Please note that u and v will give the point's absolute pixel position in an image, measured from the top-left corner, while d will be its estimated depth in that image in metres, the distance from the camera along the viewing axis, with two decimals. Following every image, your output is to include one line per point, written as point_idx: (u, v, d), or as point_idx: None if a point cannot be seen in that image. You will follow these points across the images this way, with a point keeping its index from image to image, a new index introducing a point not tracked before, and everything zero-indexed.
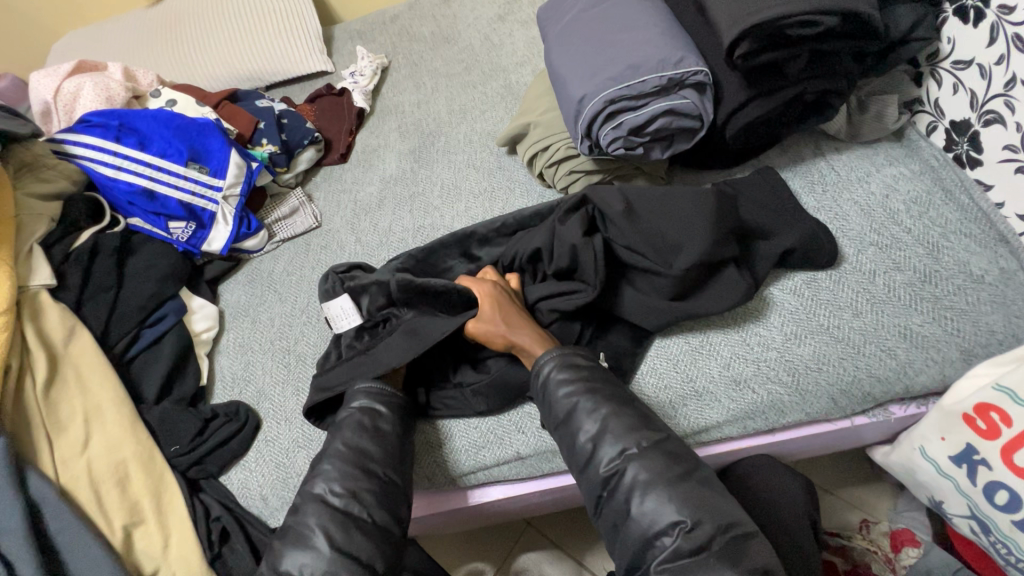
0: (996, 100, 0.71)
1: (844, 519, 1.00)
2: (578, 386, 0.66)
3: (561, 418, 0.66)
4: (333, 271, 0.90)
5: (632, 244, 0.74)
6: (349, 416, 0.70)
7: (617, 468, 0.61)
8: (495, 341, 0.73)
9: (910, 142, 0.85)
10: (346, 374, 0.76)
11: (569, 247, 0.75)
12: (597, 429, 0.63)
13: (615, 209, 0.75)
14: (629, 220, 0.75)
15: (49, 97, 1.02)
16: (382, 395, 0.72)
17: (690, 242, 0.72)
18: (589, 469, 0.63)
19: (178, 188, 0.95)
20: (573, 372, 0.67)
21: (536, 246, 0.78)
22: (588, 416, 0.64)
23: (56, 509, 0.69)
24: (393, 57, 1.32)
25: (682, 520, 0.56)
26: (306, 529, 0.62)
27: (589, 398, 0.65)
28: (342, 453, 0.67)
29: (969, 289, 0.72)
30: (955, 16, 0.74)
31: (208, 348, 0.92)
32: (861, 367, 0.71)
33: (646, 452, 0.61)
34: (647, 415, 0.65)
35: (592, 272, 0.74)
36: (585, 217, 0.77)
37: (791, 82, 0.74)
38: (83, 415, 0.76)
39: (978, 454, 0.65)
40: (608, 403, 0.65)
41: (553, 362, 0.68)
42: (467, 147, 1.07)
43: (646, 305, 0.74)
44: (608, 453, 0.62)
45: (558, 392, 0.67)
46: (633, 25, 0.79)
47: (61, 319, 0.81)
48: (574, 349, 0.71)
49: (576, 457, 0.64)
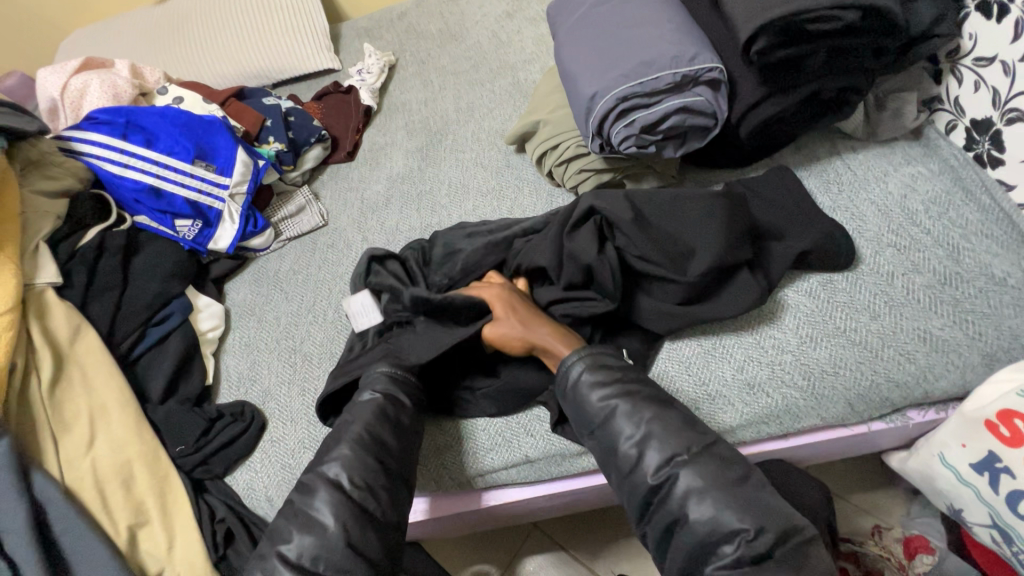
0: (1019, 98, 0.69)
1: (856, 525, 0.98)
2: (616, 387, 0.64)
3: (598, 423, 0.64)
4: (372, 253, 0.86)
5: (644, 254, 0.71)
6: (372, 400, 0.69)
7: (666, 476, 0.59)
8: (513, 343, 0.71)
9: (928, 141, 0.83)
10: (364, 359, 0.76)
11: (583, 264, 0.72)
12: (640, 434, 0.61)
13: (624, 218, 0.72)
14: (639, 229, 0.72)
15: (55, 94, 1.02)
16: (405, 383, 0.71)
17: (705, 247, 0.70)
18: (635, 476, 0.61)
19: (184, 186, 0.94)
20: (607, 374, 0.65)
21: (542, 263, 0.76)
22: (628, 420, 0.62)
23: (60, 509, 0.69)
24: (400, 54, 1.31)
25: (743, 529, 0.55)
26: (313, 525, 0.61)
27: (626, 400, 0.63)
28: (363, 437, 0.66)
29: (991, 292, 0.70)
30: (977, 11, 0.72)
31: (213, 347, 0.91)
32: (880, 372, 0.69)
33: (697, 457, 0.59)
34: (692, 419, 0.63)
35: (613, 286, 0.71)
36: (594, 229, 0.73)
37: (808, 79, 0.72)
38: (88, 414, 0.76)
39: (1001, 461, 0.64)
40: (651, 405, 0.63)
41: (586, 364, 0.66)
42: (474, 145, 1.06)
43: (658, 310, 0.72)
44: (655, 461, 0.60)
45: (590, 396, 0.65)
46: (645, 21, 0.78)
47: (67, 318, 0.80)
48: (603, 348, 0.69)
49: (620, 464, 0.62)
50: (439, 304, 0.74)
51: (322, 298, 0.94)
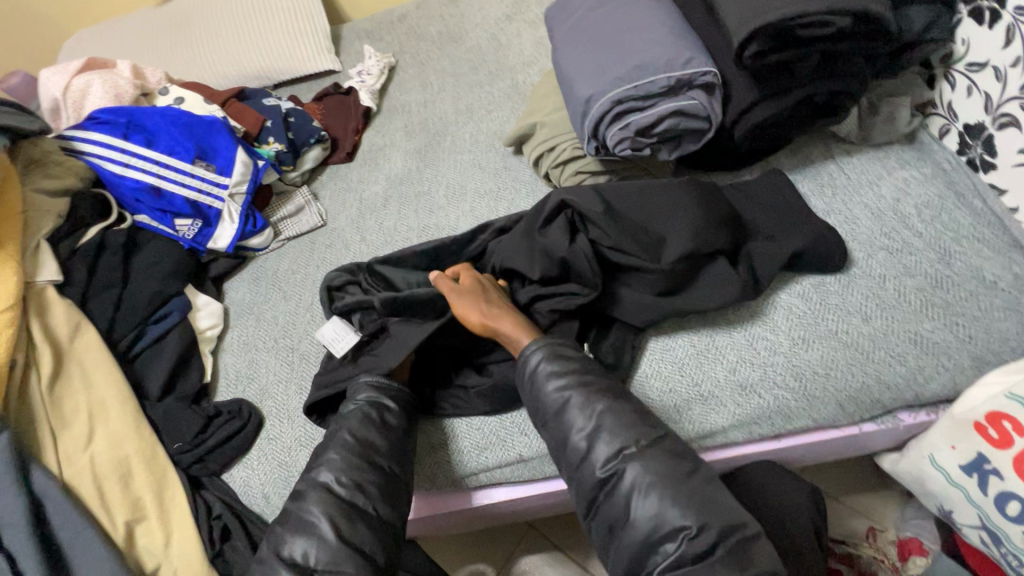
0: (1011, 103, 0.70)
1: (850, 527, 0.98)
2: (571, 380, 0.65)
3: (552, 414, 0.64)
4: (329, 285, 0.86)
5: (618, 244, 0.72)
6: (356, 409, 0.70)
7: (614, 470, 0.60)
8: (476, 324, 0.71)
9: (922, 145, 0.84)
10: (347, 371, 0.77)
11: (557, 258, 0.73)
12: (590, 426, 0.62)
13: (594, 210, 0.73)
14: (611, 221, 0.73)
15: (58, 94, 1.03)
16: (390, 390, 0.72)
17: (675, 235, 0.71)
18: (583, 469, 0.61)
19: (184, 186, 0.95)
20: (562, 365, 0.66)
21: (513, 263, 0.76)
22: (580, 411, 0.63)
23: (59, 504, 0.69)
24: (400, 56, 1.32)
25: (687, 526, 0.55)
26: (305, 526, 0.62)
27: (580, 393, 0.64)
28: (353, 442, 0.67)
29: (981, 295, 0.70)
30: (970, 17, 0.73)
31: (212, 346, 0.92)
32: (871, 374, 0.70)
33: (645, 451, 0.60)
34: (646, 412, 0.64)
35: (589, 274, 0.72)
36: (565, 222, 0.75)
37: (802, 83, 0.73)
38: (87, 411, 0.76)
39: (990, 463, 0.64)
40: (604, 397, 0.63)
41: (545, 352, 0.67)
42: (472, 147, 1.07)
43: (639, 301, 0.73)
44: (604, 454, 0.60)
45: (546, 387, 0.65)
46: (640, 25, 0.79)
47: (67, 315, 0.81)
48: (562, 339, 0.69)
49: (570, 456, 0.63)
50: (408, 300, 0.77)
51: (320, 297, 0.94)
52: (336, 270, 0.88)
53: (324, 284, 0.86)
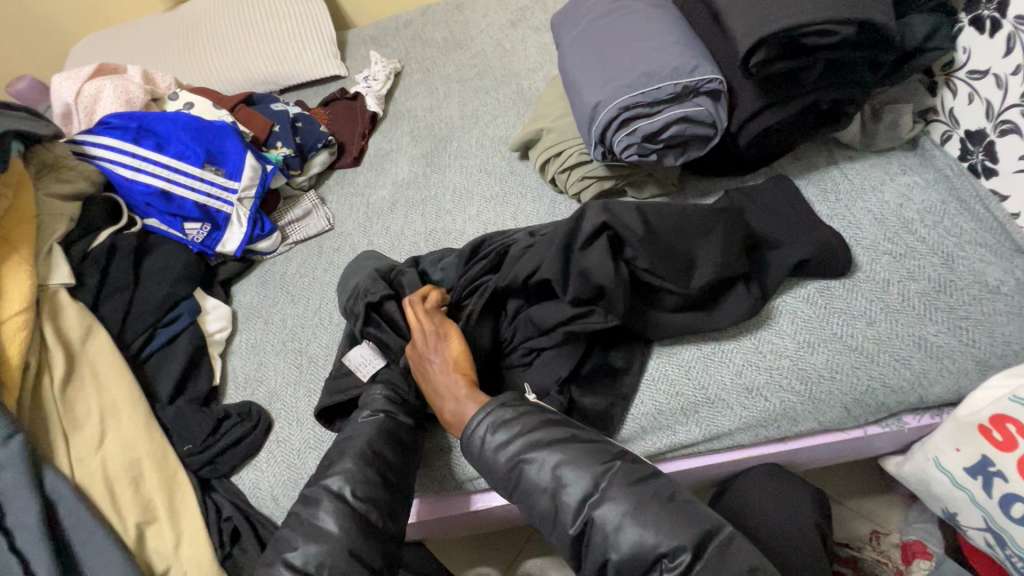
0: (1012, 110, 0.71)
1: (854, 530, 0.99)
2: (519, 441, 0.64)
3: (512, 479, 0.64)
4: (370, 302, 0.79)
5: (652, 269, 0.70)
6: (372, 419, 0.71)
7: (584, 520, 0.60)
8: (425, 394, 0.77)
9: (924, 151, 0.85)
10: (361, 377, 0.78)
11: (595, 284, 0.69)
12: (552, 484, 0.61)
13: (636, 234, 0.69)
14: (648, 243, 0.70)
15: (70, 99, 1.04)
16: (402, 404, 0.74)
17: (705, 257, 0.72)
18: (559, 524, 0.61)
19: (194, 190, 0.96)
20: (508, 429, 0.65)
21: (545, 275, 0.71)
22: (539, 470, 0.62)
23: (71, 506, 0.70)
24: (405, 62, 1.33)
25: (664, 556, 0.56)
26: (320, 532, 0.62)
27: (532, 453, 0.63)
28: (366, 453, 0.67)
29: (985, 300, 0.71)
30: (971, 26, 0.74)
31: (221, 348, 0.93)
32: (876, 377, 0.70)
33: (608, 492, 0.60)
34: (595, 444, 0.63)
35: (621, 306, 0.69)
36: (607, 244, 0.70)
37: (806, 91, 0.74)
38: (98, 413, 0.77)
39: (994, 465, 0.65)
40: (559, 449, 0.63)
41: (486, 423, 0.66)
42: (478, 152, 1.08)
43: (666, 324, 0.74)
44: (571, 504, 0.60)
45: (497, 454, 0.65)
46: (647, 33, 0.80)
47: (79, 318, 0.82)
48: (504, 398, 0.67)
49: (543, 514, 0.62)
50: None
51: (328, 300, 0.95)
52: (372, 279, 0.82)
53: (366, 301, 0.79)
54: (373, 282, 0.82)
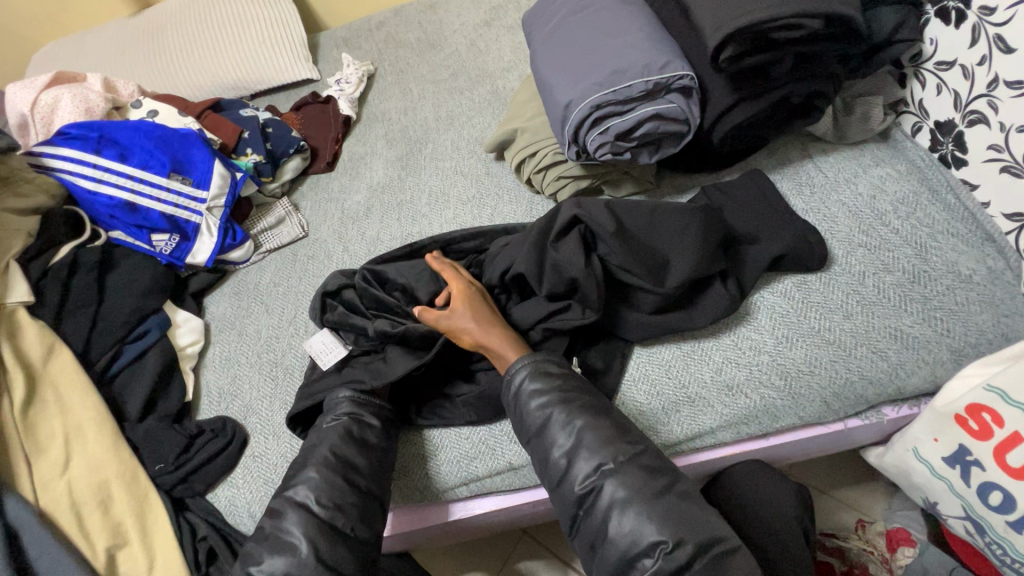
0: (979, 101, 0.71)
1: (840, 520, 0.99)
2: (551, 397, 0.65)
3: (533, 432, 0.64)
4: (325, 291, 0.85)
5: (625, 264, 0.71)
6: (337, 423, 0.70)
7: (593, 485, 0.60)
8: (463, 339, 0.72)
9: (896, 142, 0.86)
10: (332, 382, 0.77)
11: (568, 277, 0.71)
12: (571, 443, 0.62)
13: (607, 229, 0.70)
14: (620, 239, 0.71)
15: (25, 110, 1.00)
16: (369, 405, 0.72)
17: (681, 258, 0.71)
18: (564, 487, 0.61)
19: (160, 201, 0.93)
20: (547, 382, 0.66)
21: (521, 270, 0.73)
22: (562, 429, 0.63)
23: (35, 533, 0.67)
24: (379, 64, 1.31)
25: (662, 541, 0.55)
26: (289, 540, 0.60)
27: (562, 410, 0.64)
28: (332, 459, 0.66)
29: (958, 289, 0.72)
30: (937, 17, 0.74)
31: (193, 363, 0.90)
32: (854, 370, 0.70)
33: (624, 467, 0.59)
34: (630, 427, 0.64)
35: (593, 301, 0.70)
36: (578, 239, 0.72)
37: (776, 85, 0.74)
38: (63, 434, 0.75)
39: (971, 454, 0.65)
40: (584, 413, 0.63)
41: (524, 371, 0.67)
42: (454, 154, 1.06)
43: (646, 325, 0.73)
44: (583, 469, 0.60)
45: (530, 404, 0.65)
46: (617, 30, 0.79)
47: (40, 337, 0.79)
48: (548, 355, 0.69)
49: (551, 473, 0.63)
50: (398, 334, 0.76)
51: (303, 309, 0.93)
52: (336, 274, 0.87)
53: (319, 291, 0.85)
54: (333, 278, 0.87)
